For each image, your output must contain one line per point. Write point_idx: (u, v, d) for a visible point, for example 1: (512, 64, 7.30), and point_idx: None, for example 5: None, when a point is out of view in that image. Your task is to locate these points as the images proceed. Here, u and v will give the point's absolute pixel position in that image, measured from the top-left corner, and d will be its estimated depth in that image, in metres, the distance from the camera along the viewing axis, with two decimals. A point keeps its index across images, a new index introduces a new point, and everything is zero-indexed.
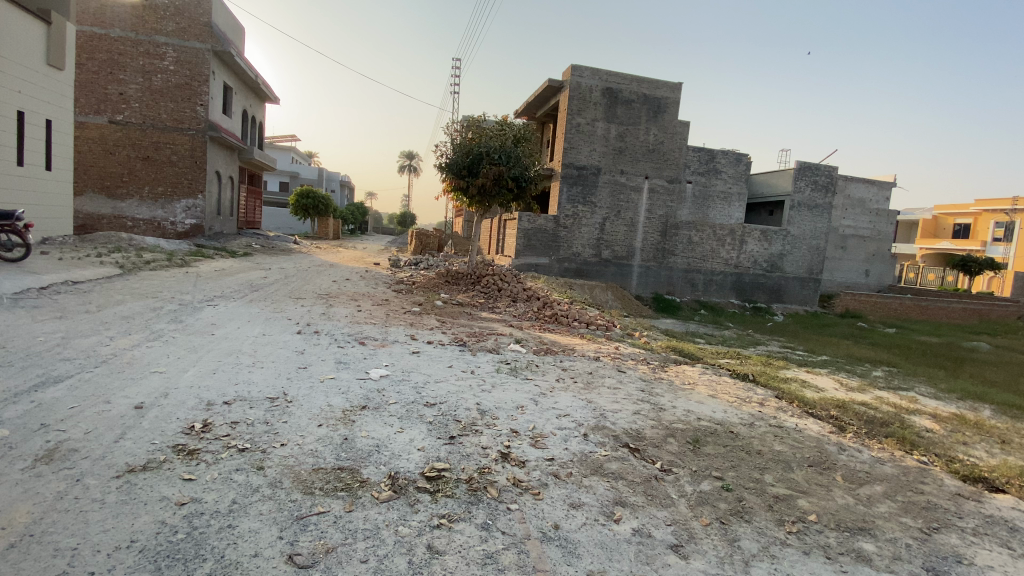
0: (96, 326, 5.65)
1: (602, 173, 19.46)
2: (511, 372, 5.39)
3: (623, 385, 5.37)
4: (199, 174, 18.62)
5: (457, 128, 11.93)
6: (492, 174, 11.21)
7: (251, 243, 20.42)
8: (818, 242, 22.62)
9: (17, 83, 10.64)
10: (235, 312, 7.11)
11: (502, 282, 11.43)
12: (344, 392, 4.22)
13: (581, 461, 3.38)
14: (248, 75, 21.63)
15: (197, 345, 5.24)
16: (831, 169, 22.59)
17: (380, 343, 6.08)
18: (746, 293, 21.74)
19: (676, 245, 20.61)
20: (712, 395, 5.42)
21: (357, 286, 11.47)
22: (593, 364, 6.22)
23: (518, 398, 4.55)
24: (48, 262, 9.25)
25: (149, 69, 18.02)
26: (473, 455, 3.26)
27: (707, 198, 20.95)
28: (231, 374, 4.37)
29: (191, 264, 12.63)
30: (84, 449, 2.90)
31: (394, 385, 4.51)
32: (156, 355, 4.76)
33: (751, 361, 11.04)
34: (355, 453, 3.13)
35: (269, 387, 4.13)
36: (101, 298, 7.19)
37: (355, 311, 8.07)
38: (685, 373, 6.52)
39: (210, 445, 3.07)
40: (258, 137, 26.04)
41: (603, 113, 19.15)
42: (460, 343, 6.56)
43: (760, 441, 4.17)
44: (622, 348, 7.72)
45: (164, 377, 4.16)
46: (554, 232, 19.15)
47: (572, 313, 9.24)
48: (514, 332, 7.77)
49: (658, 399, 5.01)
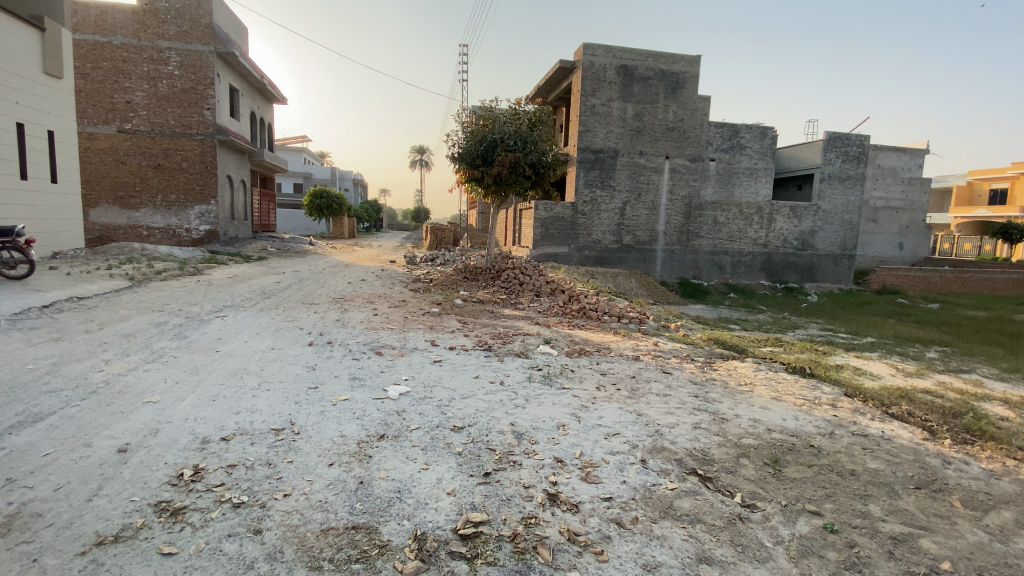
0: (93, 348, 5.19)
1: (620, 156, 18.63)
2: (546, 382, 4.78)
3: (674, 391, 4.73)
4: (209, 179, 18.32)
5: (469, 116, 11.29)
6: (508, 161, 10.53)
7: (266, 246, 20.18)
8: (852, 215, 21.46)
9: (14, 94, 10.29)
10: (243, 324, 6.62)
11: (523, 276, 10.80)
12: (359, 417, 3.67)
13: (646, 500, 2.79)
14: (254, 76, 21.21)
15: (199, 365, 4.75)
16: (863, 138, 21.35)
17: (398, 352, 5.53)
18: (776, 273, 20.77)
19: (701, 226, 19.72)
20: (776, 399, 4.77)
21: (374, 286, 10.99)
22: (634, 365, 5.59)
23: (558, 414, 3.95)
24: (56, 278, 8.92)
25: (154, 75, 17.70)
26: (514, 498, 2.69)
27: (732, 174, 19.94)
28: (234, 402, 3.84)
29: (203, 272, 12.29)
30: (48, 513, 2.39)
31: (416, 406, 3.95)
32: (151, 381, 4.26)
33: (794, 348, 10.26)
34: (372, 503, 2.57)
35: (275, 416, 3.61)
36: (105, 314, 6.79)
37: (371, 315, 7.54)
38: (737, 371, 5.84)
39: (200, 500, 2.55)
40: (267, 139, 25.73)
41: (619, 93, 18.29)
42: (484, 347, 5.99)
43: (850, 458, 3.54)
44: (661, 344, 7.03)
45: (156, 409, 3.65)
46: (572, 219, 18.45)
47: (601, 306, 8.57)
48: (542, 331, 7.17)
49: (717, 407, 4.39)
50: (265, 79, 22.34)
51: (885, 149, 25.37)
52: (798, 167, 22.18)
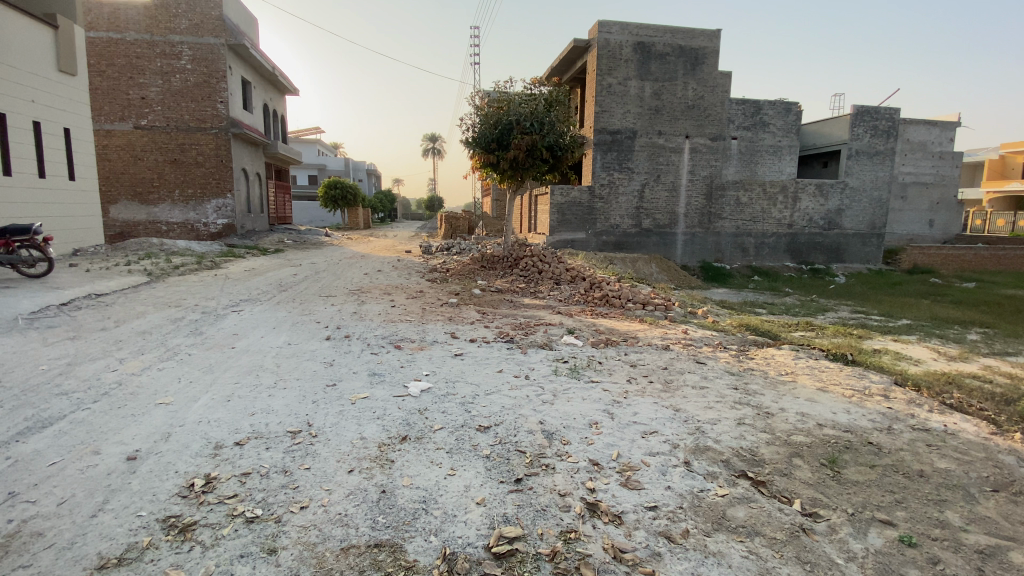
0: (108, 347, 5.08)
1: (638, 137, 18.08)
2: (573, 375, 4.52)
3: (711, 382, 4.45)
4: (225, 173, 18.29)
5: (483, 99, 10.92)
6: (524, 144, 10.16)
7: (283, 239, 20.16)
8: (881, 192, 20.61)
9: (29, 93, 10.23)
10: (259, 319, 6.47)
11: (542, 263, 10.50)
12: (379, 417, 3.45)
13: (695, 509, 2.55)
14: (265, 67, 21.05)
15: (214, 363, 4.60)
16: (893, 111, 20.40)
17: (417, 346, 5.31)
18: (802, 255, 20.09)
19: (723, 208, 19.11)
20: (822, 390, 4.46)
21: (390, 277, 10.82)
22: (665, 356, 5.29)
23: (589, 411, 3.69)
24: (75, 275, 8.91)
25: (168, 70, 17.63)
26: (551, 509, 2.46)
27: (755, 153, 19.54)
28: (248, 402, 3.66)
29: (220, 266, 12.24)
30: (50, 532, 2.23)
31: (438, 403, 3.72)
32: (164, 381, 4.11)
33: (828, 333, 9.78)
34: (395, 517, 2.36)
35: (291, 417, 3.41)
36: (122, 312, 6.71)
37: (388, 307, 7.34)
38: (775, 359, 5.49)
39: (211, 514, 2.37)
40: (280, 131, 25.66)
41: (636, 71, 17.67)
42: (506, 339, 5.74)
43: (917, 458, 3.29)
44: (691, 332, 6.69)
45: (168, 411, 3.50)
46: (590, 204, 18.04)
47: (625, 293, 8.24)
48: (565, 321, 6.88)
49: (760, 400, 4.10)
50: (277, 70, 22.18)
51: (914, 121, 24.24)
52: (823, 143, 21.31)
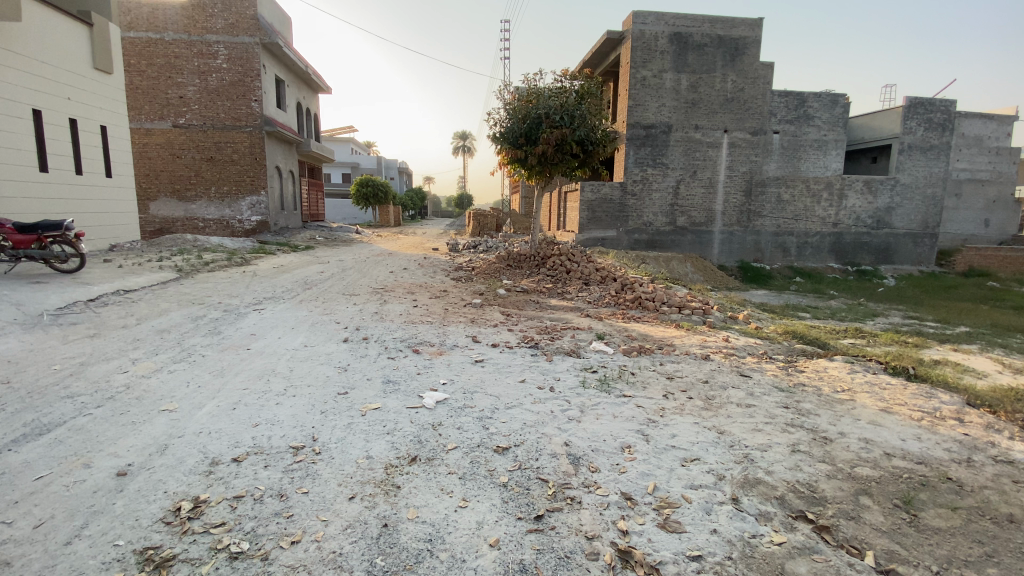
0: (125, 346, 4.98)
1: (673, 131, 17.41)
2: (603, 389, 4.13)
3: (757, 401, 4.03)
4: (259, 170, 18.55)
5: (512, 92, 10.56)
6: (554, 139, 9.76)
7: (314, 235, 20.36)
8: (935, 189, 19.28)
9: (65, 90, 10.46)
10: (279, 318, 6.32)
11: (570, 263, 10.08)
12: (389, 432, 3.16)
13: (747, 561, 2.18)
14: (298, 65, 21.25)
15: (226, 365, 4.43)
16: (951, 103, 19.04)
17: (437, 350, 5.02)
18: (848, 255, 18.99)
19: (763, 205, 18.23)
20: (885, 412, 3.95)
21: (415, 275, 10.65)
22: (704, 368, 4.86)
23: (621, 432, 3.32)
24: (108, 270, 9.04)
25: (204, 69, 17.95)
26: (575, 556, 2.13)
27: (798, 147, 18.10)
28: (253, 411, 3.44)
29: (250, 262, 12.32)
30: (20, 561, 2.04)
31: (454, 417, 3.41)
32: (173, 385, 3.94)
33: (879, 341, 9.02)
34: (396, 558, 2.06)
35: (295, 430, 3.17)
36: (146, 308, 6.68)
37: (410, 308, 7.09)
38: (828, 373, 4.96)
39: (193, 547, 2.13)
40: (313, 129, 25.96)
41: (672, 63, 17.00)
42: (531, 344, 5.39)
43: (1008, 500, 2.79)
44: (733, 339, 6.19)
45: (170, 419, 3.30)
46: (621, 201, 17.50)
47: (659, 296, 7.77)
48: (594, 325, 6.48)
49: (815, 423, 3.65)
50: (310, 69, 22.37)
51: (974, 114, 22.54)
52: (872, 137, 20.07)
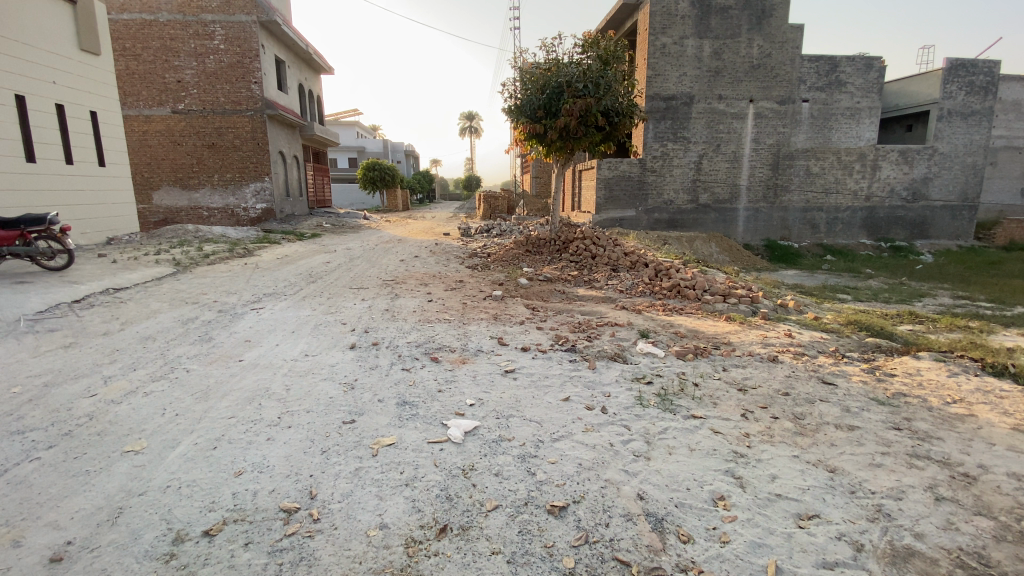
0: (99, 360, 4.26)
1: (695, 102, 16.31)
2: (665, 408, 3.37)
3: (860, 420, 3.29)
4: (262, 156, 17.79)
5: (528, 59, 9.59)
6: (577, 109, 8.82)
7: (322, 222, 19.65)
8: (975, 158, 17.97)
9: (48, 73, 9.70)
10: (280, 319, 5.63)
11: (595, 247, 9.26)
12: (409, 483, 2.45)
13: None
14: (299, 44, 20.29)
15: (214, 383, 3.71)
16: (993, 65, 17.62)
17: (458, 358, 4.28)
18: (880, 230, 17.87)
19: (791, 179, 17.12)
20: (1021, 433, 3.21)
21: (427, 264, 9.92)
22: (778, 374, 4.07)
23: (706, 474, 2.59)
24: (100, 267, 8.38)
25: (201, 51, 17.08)
26: None
27: (829, 117, 16.88)
28: (238, 451, 2.73)
29: (253, 253, 11.64)
30: None
31: (489, 457, 2.68)
32: (146, 413, 3.22)
33: (940, 326, 8.11)
34: None
35: (290, 482, 2.46)
36: (134, 310, 6.00)
37: (425, 303, 6.37)
38: (925, 377, 4.18)
39: None
40: (316, 111, 25.01)
41: (693, 28, 15.83)
42: (567, 347, 4.64)
43: None
44: (796, 334, 5.40)
45: (133, 466, 2.60)
46: (641, 178, 16.49)
47: (700, 283, 6.97)
48: (633, 320, 5.71)
49: (944, 452, 2.93)
50: (310, 48, 21.40)
51: (1014, 76, 20.90)
52: (908, 103, 18.75)
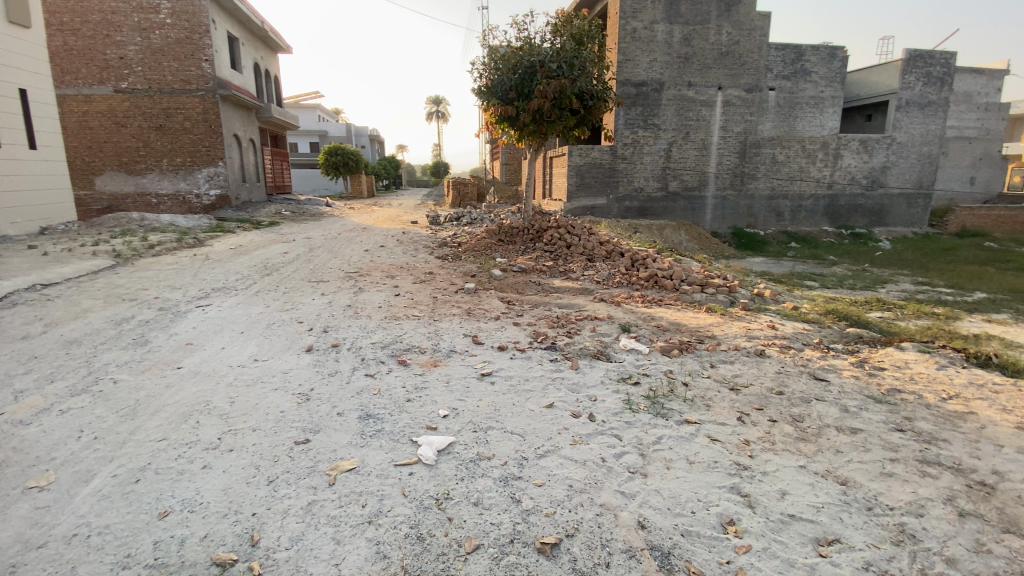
0: (10, 370, 3.67)
1: (665, 88, 16.13)
2: (658, 413, 3.09)
3: (861, 422, 3.08)
4: (214, 139, 16.65)
5: (500, 38, 9.09)
6: (551, 91, 8.42)
7: (281, 210, 18.63)
8: (930, 148, 18.52)
9: None
10: (230, 318, 5.08)
11: (569, 236, 8.93)
12: (373, 519, 2.07)
13: None
14: (253, 20, 19.04)
15: (144, 397, 3.21)
16: (949, 56, 18.16)
17: (430, 361, 3.89)
18: (842, 218, 18.28)
19: (758, 166, 17.23)
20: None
21: (394, 254, 9.41)
22: (768, 371, 3.86)
23: (710, 493, 2.31)
24: (26, 259, 7.54)
25: (145, 25, 15.77)
26: None
27: (794, 105, 17.01)
28: (165, 486, 2.28)
29: (203, 243, 10.80)
30: None
31: (466, 482, 2.33)
32: (59, 435, 2.73)
33: (908, 313, 8.18)
34: None
35: (228, 523, 2.04)
36: (62, 309, 5.33)
37: (392, 297, 5.93)
38: (916, 371, 4.05)
39: None
40: (274, 93, 23.67)
41: (664, 13, 15.59)
42: (547, 344, 4.31)
43: None
44: (780, 325, 5.24)
45: (33, 509, 2.13)
46: (612, 165, 16.25)
47: (678, 273, 6.77)
48: (613, 313, 5.43)
49: (956, 457, 2.74)
50: (266, 24, 20.14)
51: (964, 69, 21.58)
52: (869, 93, 19.14)
